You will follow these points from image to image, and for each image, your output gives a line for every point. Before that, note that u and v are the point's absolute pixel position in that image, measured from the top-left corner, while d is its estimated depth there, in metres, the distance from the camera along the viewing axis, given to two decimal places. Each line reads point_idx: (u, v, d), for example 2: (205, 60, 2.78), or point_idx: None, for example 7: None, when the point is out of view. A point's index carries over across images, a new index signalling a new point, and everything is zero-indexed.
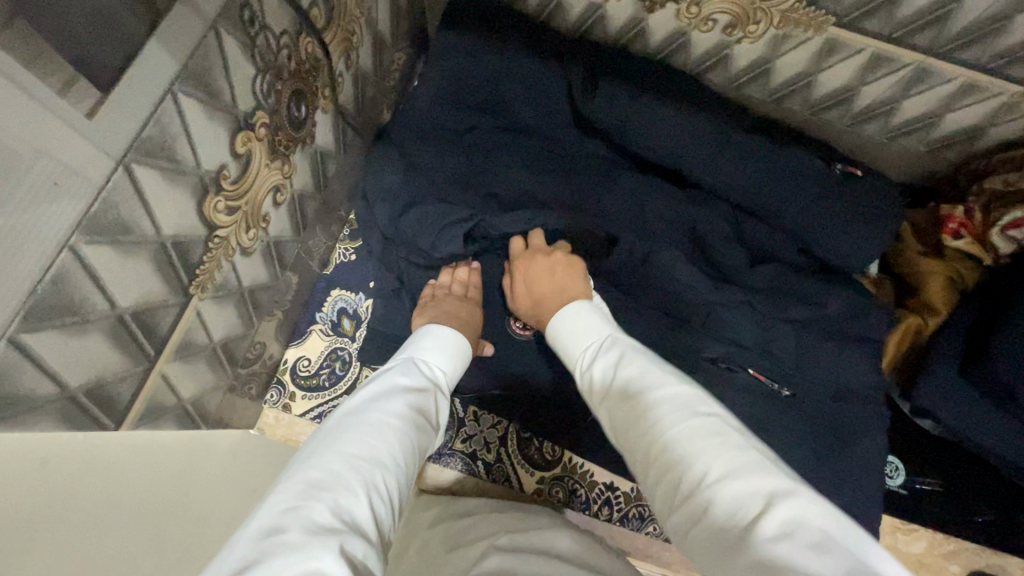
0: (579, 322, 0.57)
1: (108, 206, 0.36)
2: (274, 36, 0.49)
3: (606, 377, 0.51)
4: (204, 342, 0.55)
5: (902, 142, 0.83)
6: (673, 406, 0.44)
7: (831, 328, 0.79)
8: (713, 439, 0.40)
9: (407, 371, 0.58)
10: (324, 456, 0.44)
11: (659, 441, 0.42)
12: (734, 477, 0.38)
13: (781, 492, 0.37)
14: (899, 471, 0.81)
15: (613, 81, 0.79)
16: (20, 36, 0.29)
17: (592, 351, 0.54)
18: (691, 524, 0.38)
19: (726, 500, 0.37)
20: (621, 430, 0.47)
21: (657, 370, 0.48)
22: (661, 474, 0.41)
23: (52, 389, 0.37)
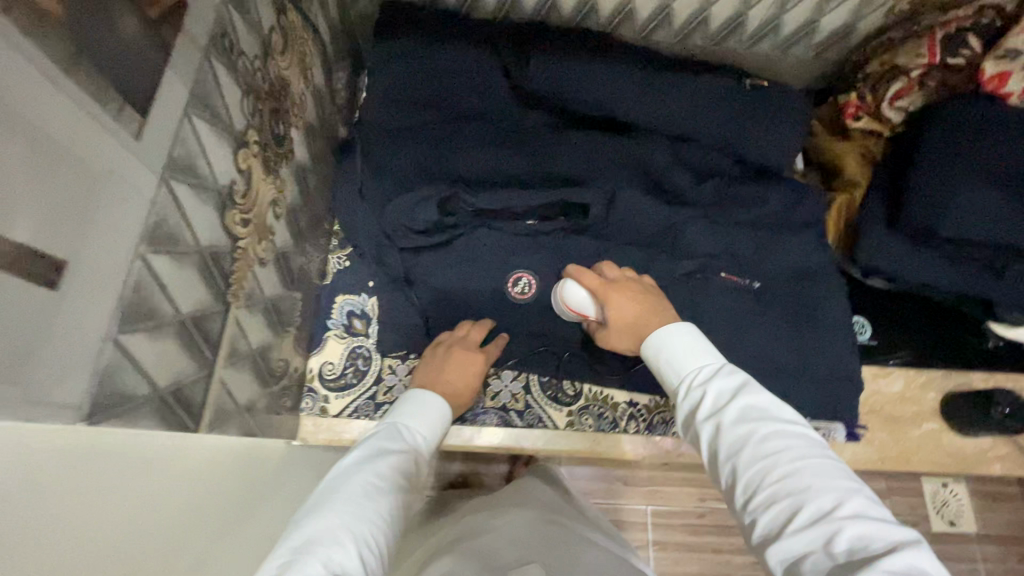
0: (687, 345, 0.64)
1: (159, 217, 0.41)
2: (250, 61, 0.55)
3: (720, 401, 0.58)
4: (246, 350, 0.60)
5: (794, 52, 0.96)
6: (798, 446, 0.53)
7: (779, 221, 0.90)
8: (841, 484, 0.49)
9: (393, 436, 0.64)
10: (311, 527, 0.51)
11: (786, 469, 0.51)
12: (865, 520, 0.47)
13: (900, 537, 0.45)
14: (867, 326, 0.93)
15: (541, 51, 0.87)
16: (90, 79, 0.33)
17: (703, 372, 0.61)
18: (804, 550, 0.47)
19: (853, 535, 0.45)
20: (729, 451, 0.54)
21: (779, 409, 0.56)
22: (780, 499, 0.50)
23: (147, 388, 0.42)
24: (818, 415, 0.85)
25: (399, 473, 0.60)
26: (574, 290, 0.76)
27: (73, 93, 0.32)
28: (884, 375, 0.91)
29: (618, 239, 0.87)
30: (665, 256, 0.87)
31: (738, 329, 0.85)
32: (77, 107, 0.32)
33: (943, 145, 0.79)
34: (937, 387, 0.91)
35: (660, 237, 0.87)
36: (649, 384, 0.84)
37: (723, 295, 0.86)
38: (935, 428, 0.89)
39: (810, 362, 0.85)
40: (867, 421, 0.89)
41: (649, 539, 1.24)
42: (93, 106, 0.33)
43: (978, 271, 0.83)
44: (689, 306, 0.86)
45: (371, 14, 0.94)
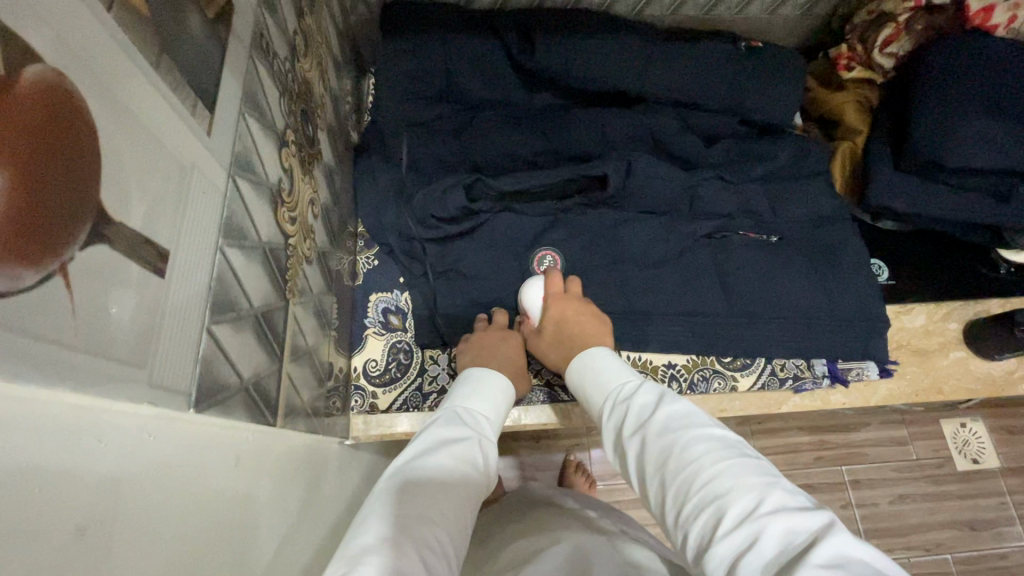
0: (604, 369, 0.65)
1: (231, 212, 0.43)
2: (283, 62, 0.56)
3: (637, 415, 0.57)
4: (304, 346, 0.61)
5: (782, 12, 1.00)
6: (717, 448, 0.49)
7: (788, 174, 0.93)
8: (759, 480, 0.46)
9: (454, 421, 0.61)
10: (373, 527, 0.47)
11: (706, 473, 0.47)
12: (786, 512, 0.43)
13: (823, 527, 0.41)
14: (884, 268, 0.96)
15: (544, 35, 0.89)
16: (172, 78, 0.34)
17: (621, 391, 0.61)
18: (734, 554, 0.42)
19: (776, 531, 0.41)
20: (656, 464, 0.51)
21: (693, 413, 0.54)
22: (704, 505, 0.46)
23: (235, 379, 0.42)
24: (851, 356, 0.87)
25: (463, 461, 0.56)
26: (536, 292, 0.79)
27: (159, 88, 0.33)
28: (906, 311, 0.94)
29: (637, 208, 0.89)
30: (685, 219, 0.89)
31: (763, 281, 0.88)
32: (163, 101, 0.33)
33: (942, 82, 0.82)
34: (958, 317, 0.93)
35: (679, 202, 0.90)
36: (686, 344, 0.86)
37: (746, 250, 0.89)
38: (962, 356, 0.92)
39: (836, 305, 0.87)
40: (897, 356, 0.91)
41: None
42: (175, 102, 0.35)
43: (987, 199, 0.86)
44: (714, 265, 0.88)
45: (372, 17, 0.96)
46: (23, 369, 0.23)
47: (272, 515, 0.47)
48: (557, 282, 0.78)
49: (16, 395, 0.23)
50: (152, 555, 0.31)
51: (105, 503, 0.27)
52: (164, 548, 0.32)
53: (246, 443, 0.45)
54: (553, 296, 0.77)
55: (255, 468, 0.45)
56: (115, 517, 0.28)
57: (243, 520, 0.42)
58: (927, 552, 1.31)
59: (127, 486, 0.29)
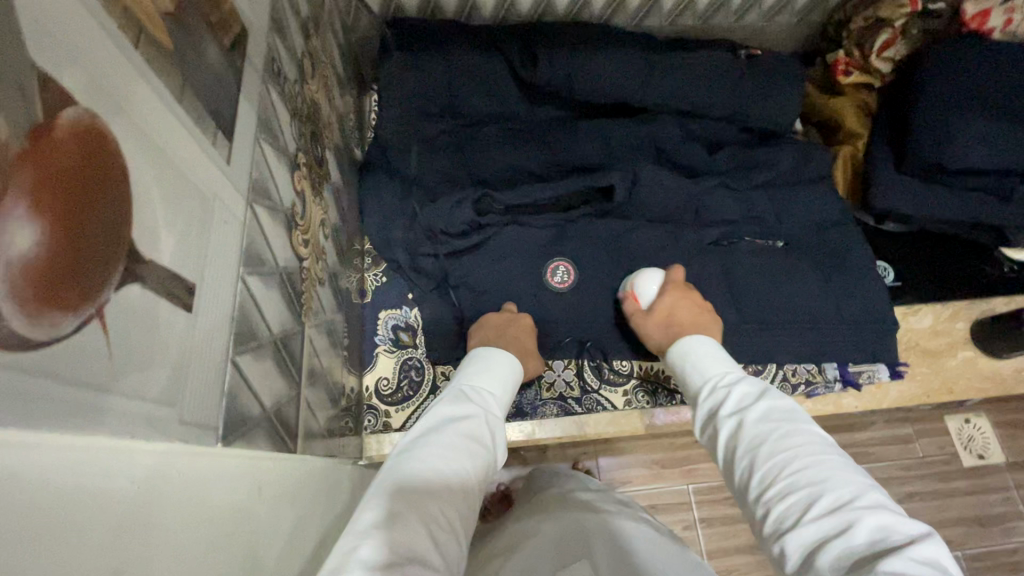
0: (712, 353, 0.63)
1: (249, 240, 0.42)
2: (292, 85, 0.56)
3: (737, 402, 0.56)
4: (319, 369, 0.60)
5: (778, 20, 1.02)
6: (820, 443, 0.49)
7: (791, 180, 0.94)
8: (862, 483, 0.46)
9: (461, 398, 0.61)
10: (384, 501, 0.47)
11: (804, 463, 0.47)
12: (884, 515, 0.42)
13: (920, 535, 0.41)
14: (889, 270, 0.95)
15: (545, 48, 0.90)
16: (193, 109, 0.34)
17: (724, 374, 0.60)
18: (817, 541, 0.43)
19: (872, 527, 0.42)
20: (749, 446, 0.51)
21: (801, 412, 0.53)
22: (796, 490, 0.46)
23: (257, 409, 0.42)
24: (862, 360, 0.88)
25: (471, 438, 0.56)
26: (651, 280, 0.78)
27: (183, 121, 0.33)
28: (912, 313, 0.94)
29: (644, 217, 0.89)
30: (693, 228, 0.90)
31: (770, 287, 0.88)
32: (187, 134, 0.33)
33: (939, 84, 0.83)
34: (965, 317, 0.94)
35: (685, 211, 0.91)
36: None
37: (752, 257, 0.89)
38: (970, 355, 0.92)
39: (844, 308, 0.88)
40: (906, 358, 0.92)
41: (694, 517, 1.24)
42: (198, 134, 0.34)
43: (989, 199, 0.88)
44: (722, 273, 0.89)
45: (373, 34, 0.96)
46: (60, 419, 0.22)
47: (296, 541, 0.47)
48: (678, 274, 0.77)
49: (55, 445, 0.22)
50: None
51: (149, 546, 0.27)
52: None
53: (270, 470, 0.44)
54: (671, 283, 0.76)
55: (279, 496, 0.45)
56: (158, 557, 0.27)
57: (271, 550, 0.41)
58: None
59: (167, 527, 0.28)
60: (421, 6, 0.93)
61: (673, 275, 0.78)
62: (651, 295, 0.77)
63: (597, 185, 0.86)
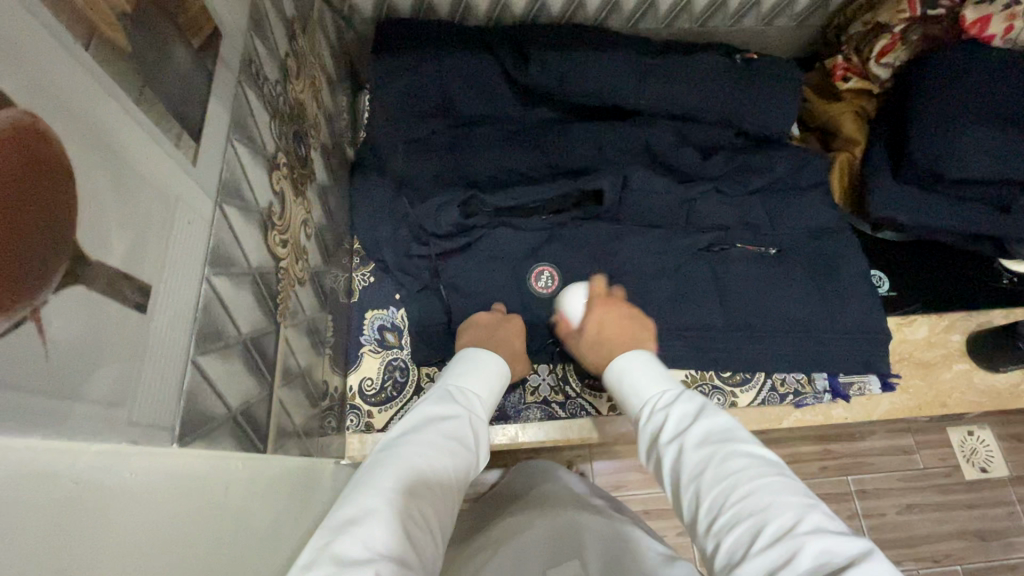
0: (649, 372, 0.65)
1: (217, 240, 0.42)
2: (273, 85, 0.56)
3: (677, 426, 0.57)
4: (296, 370, 0.60)
5: (777, 24, 1.01)
6: (759, 464, 0.50)
7: (785, 186, 0.93)
8: (802, 501, 0.47)
9: (444, 399, 0.60)
10: (364, 498, 0.47)
11: (744, 489, 0.48)
12: (824, 536, 0.43)
13: (862, 556, 0.42)
14: (884, 279, 0.94)
15: (538, 50, 0.89)
16: (154, 109, 0.34)
17: (662, 397, 0.62)
18: (766, 570, 0.43)
19: (815, 551, 0.42)
20: (693, 473, 0.52)
21: (737, 432, 0.54)
22: (742, 519, 0.47)
23: (222, 409, 0.42)
24: (854, 370, 0.86)
25: (452, 440, 0.56)
26: (576, 297, 0.80)
27: (142, 121, 0.33)
28: (907, 323, 0.93)
29: (635, 222, 0.88)
30: (684, 233, 0.89)
31: (761, 294, 0.87)
32: (145, 135, 0.33)
33: (937, 92, 0.82)
34: (961, 329, 0.93)
35: (677, 216, 0.90)
36: (685, 360, 0.85)
37: (743, 263, 0.88)
38: (966, 368, 0.91)
39: (836, 317, 0.86)
40: (899, 369, 0.90)
41: None
42: (159, 134, 0.34)
43: (989, 211, 0.86)
44: (712, 279, 0.88)
45: (367, 34, 0.96)
46: None
47: (273, 540, 0.47)
48: (598, 284, 0.80)
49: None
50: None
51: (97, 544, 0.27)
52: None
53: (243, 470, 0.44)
54: (595, 297, 0.79)
55: (252, 495, 0.45)
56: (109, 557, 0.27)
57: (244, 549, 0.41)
58: (936, 562, 1.29)
59: (116, 527, 0.28)
60: (415, 6, 0.93)
61: (592, 291, 0.80)
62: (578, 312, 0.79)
63: (587, 188, 0.85)
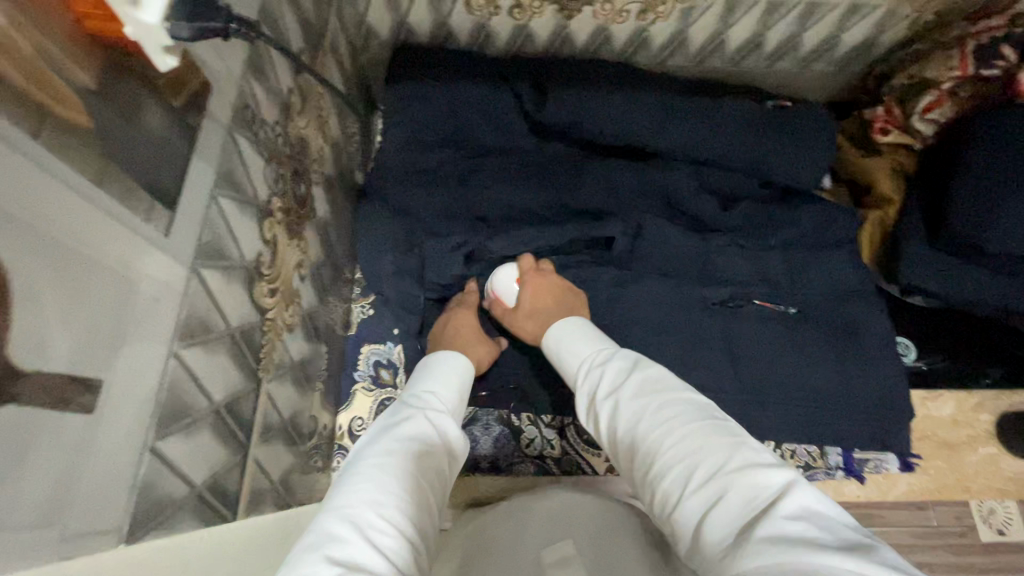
0: (580, 336, 0.63)
1: (190, 309, 0.39)
2: (271, 127, 0.54)
3: (609, 385, 0.55)
4: (277, 422, 0.58)
5: (815, 68, 0.95)
6: (688, 410, 0.48)
7: (811, 243, 0.88)
8: (733, 439, 0.45)
9: (394, 406, 0.58)
10: (326, 519, 0.44)
11: (677, 436, 0.46)
12: (754, 468, 0.42)
13: (791, 481, 0.41)
14: (910, 347, 0.88)
15: (558, 85, 0.86)
16: (119, 185, 0.32)
17: (592, 358, 0.59)
18: (704, 511, 0.42)
19: (744, 484, 0.41)
20: (630, 428, 0.50)
21: (667, 381, 0.52)
22: (678, 466, 0.45)
23: (184, 489, 0.40)
24: (870, 446, 0.81)
25: (407, 435, 0.53)
26: (505, 276, 0.77)
27: (99, 203, 0.30)
28: (933, 398, 0.87)
29: (647, 272, 0.85)
30: (699, 286, 0.85)
31: (776, 358, 0.82)
32: (102, 217, 0.30)
33: (985, 159, 0.75)
34: (990, 408, 0.87)
35: (692, 269, 0.85)
36: None
37: (759, 324, 0.84)
38: (991, 452, 0.86)
39: (855, 389, 0.81)
40: (919, 448, 0.85)
41: None
42: (121, 212, 0.32)
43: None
44: (724, 339, 0.83)
45: (384, 57, 0.93)
46: None
47: None
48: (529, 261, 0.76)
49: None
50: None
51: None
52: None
53: (211, 554, 0.41)
54: (526, 272, 0.75)
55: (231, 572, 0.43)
56: None
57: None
58: None
59: None
60: (434, 32, 0.90)
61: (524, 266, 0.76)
62: (509, 289, 0.76)
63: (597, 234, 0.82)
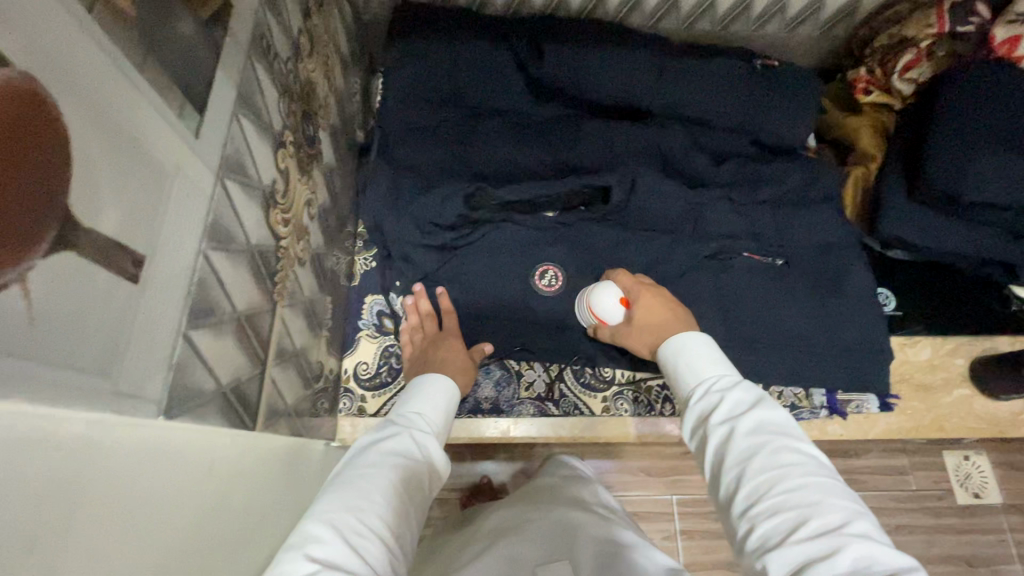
0: (710, 357, 0.61)
1: (216, 215, 0.42)
2: (284, 62, 0.56)
3: (731, 411, 0.55)
4: (290, 350, 0.60)
5: (800, 31, 0.99)
6: (809, 461, 0.49)
7: (796, 198, 0.92)
8: (851, 504, 0.46)
9: (386, 422, 0.60)
10: (309, 520, 0.47)
11: (796, 483, 0.47)
12: (870, 540, 0.43)
13: (903, 561, 0.42)
14: (890, 298, 0.93)
15: (554, 43, 0.88)
16: (157, 77, 0.34)
17: (715, 380, 0.59)
18: (806, 561, 0.43)
19: (859, 552, 0.42)
20: (739, 460, 0.51)
21: (790, 427, 0.53)
22: (785, 512, 0.46)
23: (212, 384, 0.42)
24: (853, 388, 0.85)
25: (408, 461, 0.55)
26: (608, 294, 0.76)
27: (142, 88, 0.32)
28: (911, 344, 0.92)
29: (642, 223, 0.88)
30: (691, 239, 0.88)
31: (762, 307, 0.86)
32: (144, 101, 0.32)
33: (966, 113, 0.79)
34: (965, 353, 0.92)
35: (685, 221, 0.89)
36: None
37: (748, 274, 0.88)
38: (966, 395, 0.90)
39: (838, 333, 0.85)
40: (899, 390, 0.90)
41: (676, 528, 1.18)
42: (159, 101, 0.34)
43: (1001, 236, 0.84)
44: (714, 288, 0.87)
45: (384, 17, 0.95)
46: None
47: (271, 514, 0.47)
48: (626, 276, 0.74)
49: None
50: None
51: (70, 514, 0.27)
52: (130, 570, 0.30)
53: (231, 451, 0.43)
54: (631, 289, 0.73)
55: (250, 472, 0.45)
56: (78, 528, 0.27)
57: (220, 535, 0.41)
58: None
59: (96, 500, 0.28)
60: None
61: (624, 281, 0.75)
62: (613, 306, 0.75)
63: (594, 184, 0.84)
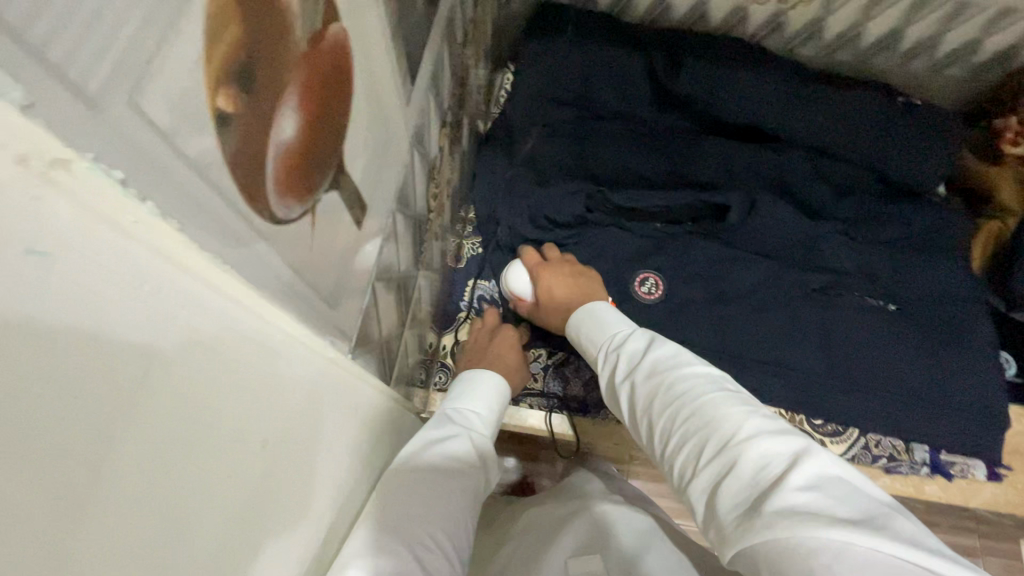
0: (605, 316, 0.65)
1: (405, 182, 0.45)
2: (458, 47, 0.59)
3: (630, 361, 0.57)
4: (416, 318, 0.63)
5: (949, 71, 0.94)
6: (705, 383, 0.50)
7: (921, 243, 0.88)
8: (748, 410, 0.47)
9: (443, 420, 0.60)
10: (379, 526, 0.47)
11: (690, 409, 0.48)
12: (765, 438, 0.44)
13: (801, 450, 0.43)
14: (1011, 362, 0.88)
15: (691, 56, 0.89)
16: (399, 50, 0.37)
17: (614, 338, 0.61)
18: (716, 481, 0.44)
19: (753, 454, 0.43)
20: (644, 407, 0.53)
21: (687, 355, 0.54)
22: (688, 439, 0.47)
23: (377, 336, 0.45)
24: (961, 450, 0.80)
25: (453, 458, 0.55)
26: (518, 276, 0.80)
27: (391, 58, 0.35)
28: None
29: (754, 245, 0.86)
30: (803, 270, 0.85)
31: (871, 351, 0.81)
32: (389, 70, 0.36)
33: None
34: None
35: (798, 250, 0.86)
36: (780, 396, 0.81)
37: (863, 315, 0.83)
38: None
39: (952, 391, 0.80)
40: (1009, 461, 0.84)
41: None
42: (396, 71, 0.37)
43: None
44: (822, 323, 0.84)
45: (522, 15, 0.98)
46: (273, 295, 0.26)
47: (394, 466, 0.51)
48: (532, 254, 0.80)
49: (246, 307, 0.24)
50: (288, 493, 0.32)
51: (284, 426, 0.30)
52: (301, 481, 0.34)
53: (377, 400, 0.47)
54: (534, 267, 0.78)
55: None
56: (286, 441, 0.31)
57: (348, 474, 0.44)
58: None
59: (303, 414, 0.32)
60: None
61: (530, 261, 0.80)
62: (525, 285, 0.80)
63: (712, 202, 0.85)
